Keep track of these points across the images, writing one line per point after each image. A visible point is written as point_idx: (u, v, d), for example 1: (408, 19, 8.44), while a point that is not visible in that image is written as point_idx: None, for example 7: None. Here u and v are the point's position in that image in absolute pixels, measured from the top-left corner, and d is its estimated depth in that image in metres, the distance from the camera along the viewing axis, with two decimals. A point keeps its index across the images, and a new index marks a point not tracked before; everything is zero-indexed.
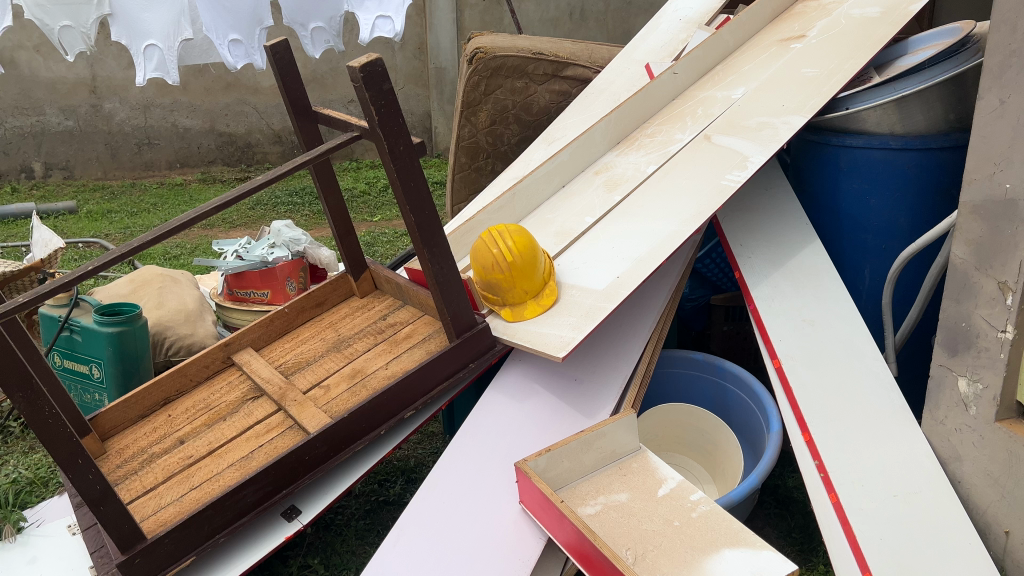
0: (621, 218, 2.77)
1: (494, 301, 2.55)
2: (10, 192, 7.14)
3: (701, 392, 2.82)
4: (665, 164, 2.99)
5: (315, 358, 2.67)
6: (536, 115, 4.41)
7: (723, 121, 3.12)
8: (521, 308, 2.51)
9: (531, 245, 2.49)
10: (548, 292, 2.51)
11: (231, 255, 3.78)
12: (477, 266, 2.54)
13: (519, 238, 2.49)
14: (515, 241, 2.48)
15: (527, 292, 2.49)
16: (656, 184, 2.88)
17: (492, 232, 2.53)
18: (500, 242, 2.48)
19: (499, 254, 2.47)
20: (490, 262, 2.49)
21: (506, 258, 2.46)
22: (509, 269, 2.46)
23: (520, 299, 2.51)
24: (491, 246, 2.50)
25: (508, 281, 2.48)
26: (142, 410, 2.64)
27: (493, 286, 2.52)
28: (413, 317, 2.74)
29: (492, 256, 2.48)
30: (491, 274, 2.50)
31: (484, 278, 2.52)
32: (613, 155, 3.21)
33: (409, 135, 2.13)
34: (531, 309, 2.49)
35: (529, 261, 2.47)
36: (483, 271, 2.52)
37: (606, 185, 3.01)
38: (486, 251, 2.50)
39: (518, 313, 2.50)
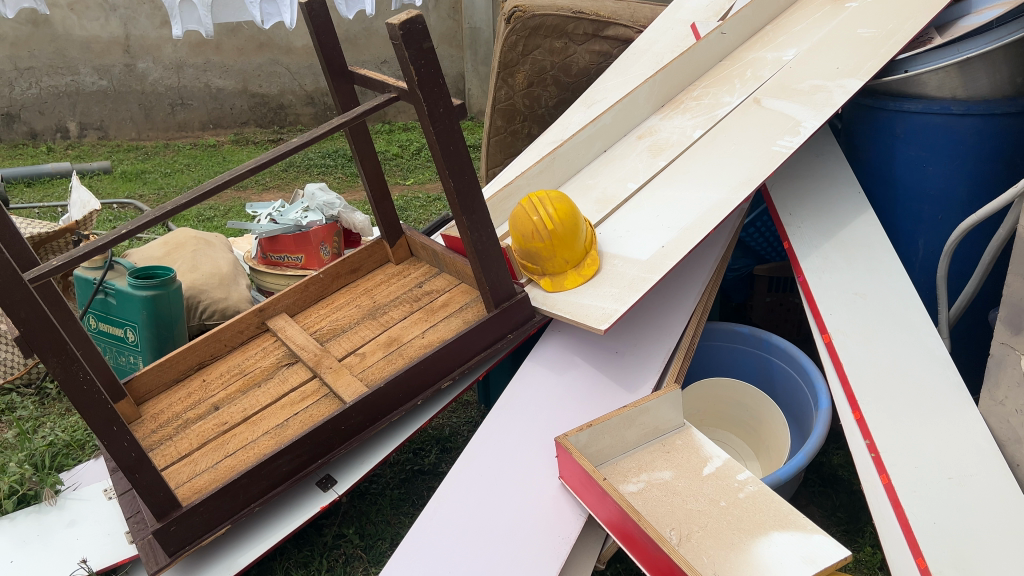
0: (665, 185, 2.67)
1: (532, 271, 2.47)
2: (46, 152, 7.16)
3: (744, 365, 2.74)
4: (712, 129, 2.87)
5: (350, 326, 2.63)
6: (575, 76, 4.29)
7: (773, 83, 2.99)
8: (561, 278, 2.43)
9: (572, 213, 2.42)
10: (589, 262, 2.43)
11: (265, 219, 3.73)
12: (515, 234, 2.47)
13: (560, 206, 2.41)
14: (556, 209, 2.40)
15: (568, 262, 2.41)
16: (703, 150, 2.76)
17: (532, 199, 2.45)
18: (540, 210, 2.41)
19: (538, 221, 2.39)
20: (529, 230, 2.41)
21: (546, 225, 2.38)
22: (549, 237, 2.38)
23: (560, 270, 2.43)
24: (531, 213, 2.42)
25: (548, 251, 2.40)
26: (177, 374, 2.63)
27: (532, 256, 2.44)
28: (449, 285, 2.68)
29: (532, 224, 2.41)
30: (530, 242, 2.42)
31: (523, 247, 2.45)
32: (657, 119, 3.10)
33: (449, 97, 2.04)
34: (572, 280, 2.41)
35: (569, 229, 2.39)
36: (521, 240, 2.44)
37: (650, 150, 2.90)
38: (526, 219, 2.43)
39: (557, 283, 2.42)
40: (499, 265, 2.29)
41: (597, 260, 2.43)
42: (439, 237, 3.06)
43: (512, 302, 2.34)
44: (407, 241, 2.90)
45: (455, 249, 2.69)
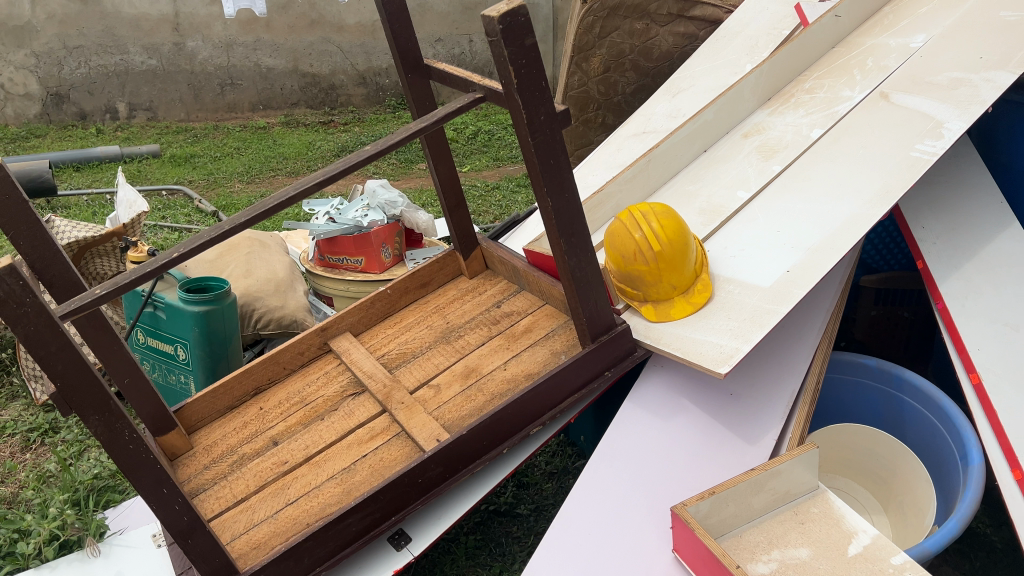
0: (783, 197, 2.34)
1: (631, 296, 2.16)
2: (95, 134, 6.99)
3: (868, 404, 2.40)
4: (834, 130, 2.52)
5: (422, 351, 2.35)
6: (657, 60, 3.96)
7: (902, 75, 2.62)
8: (666, 306, 2.11)
9: (682, 230, 2.10)
10: (700, 288, 2.11)
11: (323, 217, 3.47)
12: (613, 253, 2.15)
13: (668, 221, 2.09)
14: (662, 225, 2.08)
15: (675, 287, 2.09)
16: (825, 156, 2.42)
17: (633, 212, 2.13)
18: (643, 226, 2.09)
19: (642, 240, 2.08)
20: (631, 249, 2.10)
21: (652, 245, 2.07)
22: (656, 259, 2.07)
23: (665, 296, 2.11)
24: (633, 230, 2.10)
25: (652, 274, 2.08)
26: (231, 400, 2.38)
27: (633, 279, 2.12)
28: (532, 306, 2.38)
29: (634, 242, 2.09)
30: (631, 263, 2.10)
31: (622, 268, 2.13)
32: (764, 114, 2.74)
33: (551, 102, 1.72)
34: (679, 309, 2.09)
35: (678, 250, 2.07)
36: (620, 260, 2.13)
37: (759, 152, 2.56)
38: (627, 236, 2.11)
39: (662, 312, 2.10)
40: (597, 292, 1.97)
41: (709, 286, 2.11)
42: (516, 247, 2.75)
43: (610, 335, 2.02)
44: (483, 252, 2.59)
45: (539, 263, 2.37)
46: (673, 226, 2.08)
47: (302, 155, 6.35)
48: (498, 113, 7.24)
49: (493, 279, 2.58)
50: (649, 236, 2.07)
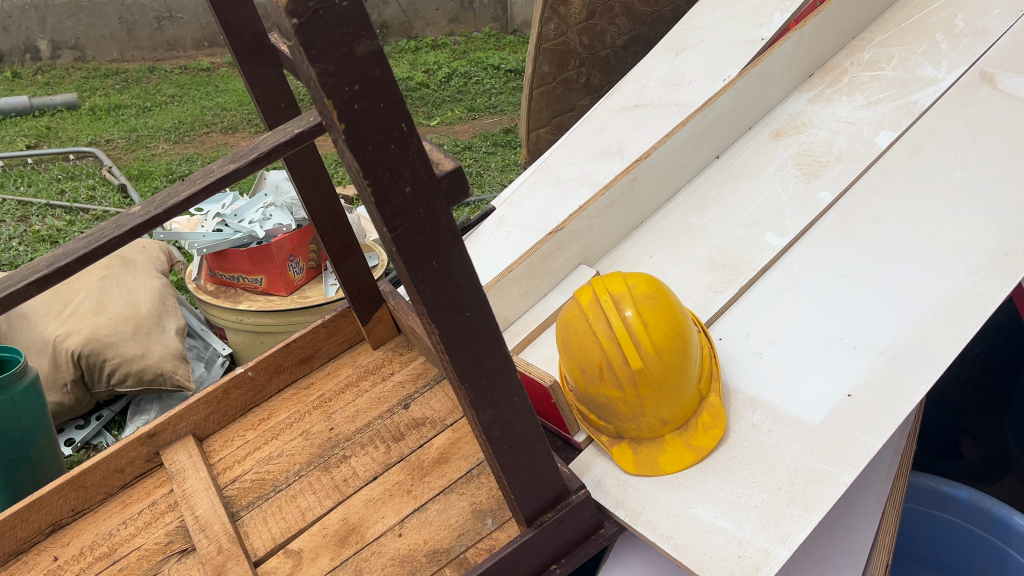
0: (837, 251, 1.52)
1: (597, 427, 1.35)
2: (12, 78, 6.07)
3: (966, 554, 1.63)
4: (911, 135, 1.68)
5: (288, 480, 1.58)
6: (655, 5, 3.06)
7: (1009, 48, 1.82)
8: (652, 447, 1.32)
9: (676, 330, 1.28)
10: (705, 420, 1.31)
11: (212, 221, 2.64)
12: (567, 359, 1.34)
13: (653, 317, 1.27)
14: (644, 325, 1.26)
15: (666, 420, 1.30)
16: (902, 182, 1.59)
17: (598, 296, 1.31)
18: (613, 326, 1.27)
19: (612, 350, 1.26)
20: (594, 360, 1.28)
21: (626, 359, 1.25)
22: (634, 381, 1.26)
23: (650, 433, 1.31)
24: (597, 329, 1.28)
25: (628, 402, 1.27)
26: (11, 545, 1.57)
27: (598, 404, 1.32)
28: (452, 413, 1.59)
29: (599, 350, 1.27)
30: (594, 382, 1.29)
31: (582, 386, 1.32)
32: (803, 101, 1.89)
33: (426, 159, 0.89)
34: (672, 456, 1.29)
35: (668, 365, 1.26)
36: (578, 374, 1.32)
37: (798, 168, 1.72)
38: (587, 336, 1.29)
39: (646, 460, 1.30)
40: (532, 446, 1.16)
41: (721, 418, 1.31)
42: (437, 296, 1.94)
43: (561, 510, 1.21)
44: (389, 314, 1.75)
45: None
46: (662, 326, 1.26)
47: (245, 104, 5.45)
48: (477, 51, 6.28)
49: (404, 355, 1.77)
50: (623, 343, 1.25)
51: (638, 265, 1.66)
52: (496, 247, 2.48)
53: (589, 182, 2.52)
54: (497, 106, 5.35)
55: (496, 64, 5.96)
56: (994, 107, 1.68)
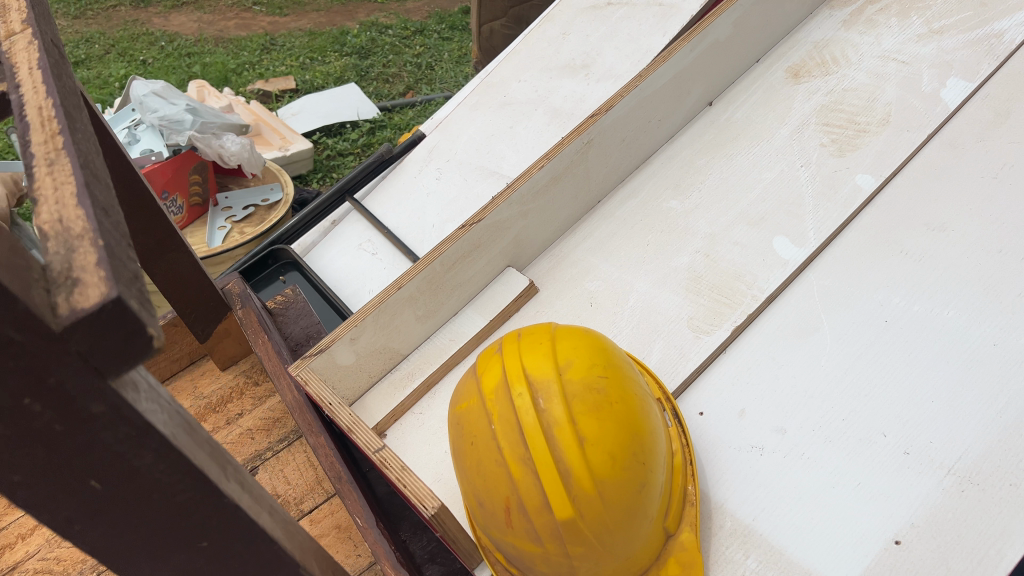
0: (882, 278, 1.01)
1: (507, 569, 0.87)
2: None
3: None
4: (994, 89, 1.16)
5: None
6: None
7: None
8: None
9: (630, 445, 0.78)
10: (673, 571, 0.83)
11: None
12: (458, 473, 0.85)
13: (593, 425, 0.77)
14: (577, 441, 0.76)
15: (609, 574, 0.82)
16: (980, 166, 1.08)
17: (508, 381, 0.81)
18: (526, 439, 0.77)
19: (525, 481, 0.77)
20: (496, 489, 0.79)
21: (545, 496, 0.77)
22: (558, 530, 0.77)
23: None
24: (502, 442, 0.79)
25: (549, 557, 0.79)
26: None
27: (505, 548, 0.83)
28: (310, 493, 1.11)
29: (503, 477, 0.78)
30: (497, 521, 0.81)
31: (480, 518, 0.84)
32: (834, 24, 1.33)
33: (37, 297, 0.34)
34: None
35: (613, 505, 0.77)
36: (473, 503, 0.83)
37: (824, 131, 1.19)
38: (487, 449, 0.80)
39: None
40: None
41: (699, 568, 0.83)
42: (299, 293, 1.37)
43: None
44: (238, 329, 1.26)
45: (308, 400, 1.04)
46: (607, 443, 0.77)
47: None
48: None
49: (260, 385, 1.28)
50: (541, 472, 0.76)
51: (589, 272, 1.15)
52: (421, 190, 1.94)
53: (543, 107, 1.96)
54: None
55: None
56: None
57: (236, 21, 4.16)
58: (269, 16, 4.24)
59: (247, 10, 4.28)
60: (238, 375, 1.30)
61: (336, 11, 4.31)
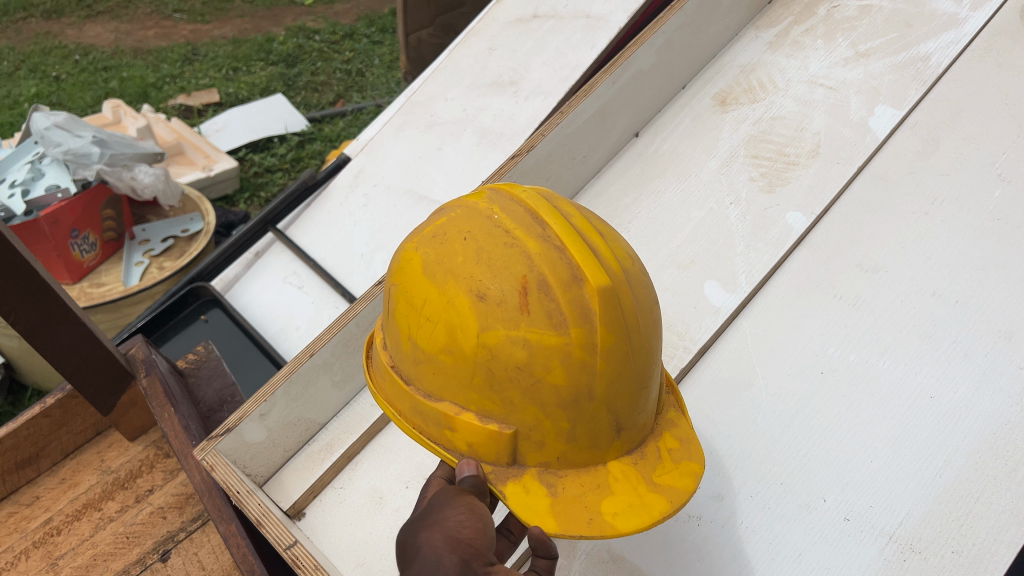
0: (814, 326, 0.97)
1: (476, 437, 0.67)
2: None
3: None
4: (922, 116, 1.12)
5: None
6: None
7: None
8: (578, 488, 0.67)
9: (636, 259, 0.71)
10: (673, 444, 0.73)
11: None
12: (425, 283, 0.66)
13: (606, 228, 0.70)
14: (596, 229, 0.68)
15: (619, 427, 0.67)
16: (911, 199, 1.05)
17: (502, 190, 0.70)
18: (542, 220, 0.66)
19: (548, 255, 0.63)
20: (506, 267, 0.62)
21: (575, 270, 0.63)
22: (591, 312, 0.62)
23: (582, 452, 0.67)
24: (512, 226, 0.65)
25: (570, 364, 0.62)
26: None
27: (486, 374, 0.64)
28: None
29: (518, 256, 0.63)
30: (497, 314, 0.62)
31: (460, 336, 0.64)
32: (761, 46, 1.30)
33: None
34: (625, 504, 0.66)
35: (644, 310, 0.67)
36: (459, 305, 0.63)
37: (752, 164, 1.15)
38: (490, 233, 0.65)
39: (580, 512, 0.65)
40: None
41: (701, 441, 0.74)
42: (214, 347, 1.29)
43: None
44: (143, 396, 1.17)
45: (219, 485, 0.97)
46: (620, 244, 0.69)
47: None
48: None
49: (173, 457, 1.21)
50: (570, 248, 0.64)
51: None
52: (348, 217, 1.86)
53: (471, 127, 1.88)
54: None
55: None
56: None
57: (156, 31, 3.93)
58: (191, 24, 4.00)
59: (167, 18, 4.03)
60: (148, 446, 1.22)
61: (262, 15, 4.10)
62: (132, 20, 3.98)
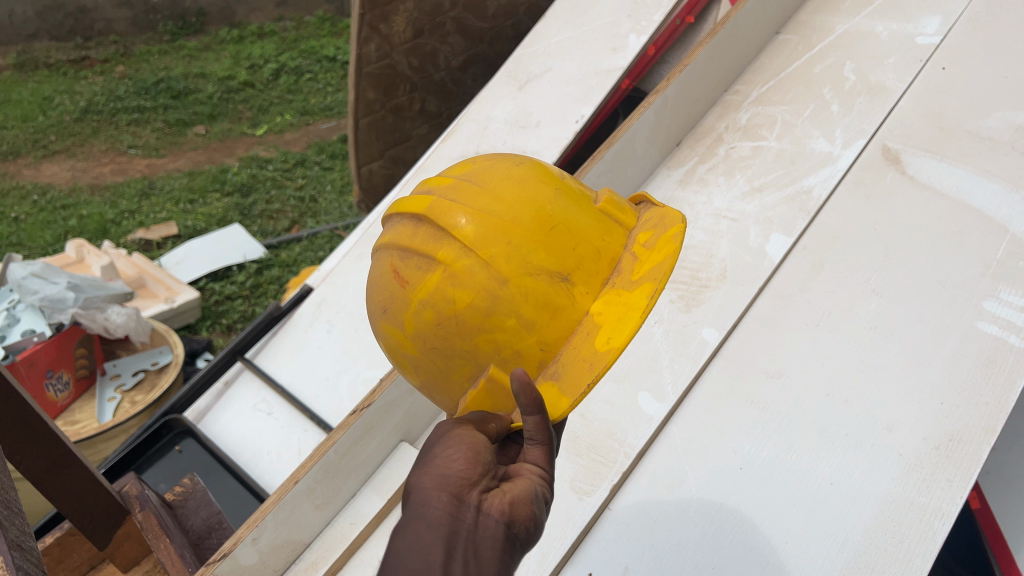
0: (731, 427, 1.14)
1: (485, 399, 0.77)
2: None
3: None
4: (809, 241, 1.34)
5: None
6: (492, 20, 2.68)
7: (911, 114, 1.50)
8: (572, 347, 0.77)
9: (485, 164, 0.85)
10: (642, 241, 0.83)
11: None
12: (383, 344, 0.84)
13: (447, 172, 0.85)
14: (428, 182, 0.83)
15: (558, 274, 0.76)
16: (805, 313, 1.24)
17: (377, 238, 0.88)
18: (388, 222, 0.83)
19: (396, 240, 0.79)
20: (387, 271, 0.80)
21: (417, 221, 0.78)
22: (442, 235, 0.76)
23: (558, 323, 0.76)
24: (379, 246, 0.83)
25: (462, 278, 0.74)
26: None
27: (436, 347, 0.77)
28: None
29: (389, 260, 0.79)
30: (399, 313, 0.77)
31: (404, 343, 0.79)
32: (674, 184, 1.53)
33: None
34: (613, 324, 0.76)
35: (481, 187, 0.78)
36: (387, 328, 0.80)
37: (671, 287, 1.34)
38: (375, 267, 0.83)
39: (583, 366, 0.75)
40: (496, 514, 0.67)
41: (671, 219, 0.84)
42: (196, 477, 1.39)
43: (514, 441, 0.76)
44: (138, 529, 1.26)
45: None
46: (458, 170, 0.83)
47: (26, 121, 4.35)
48: (312, 39, 5.29)
49: None
50: (407, 212, 0.79)
51: None
52: (311, 346, 1.94)
53: None
54: (332, 106, 4.61)
55: (331, 53, 5.09)
56: (903, 199, 1.36)
57: (111, 167, 4.05)
58: (146, 159, 4.12)
59: (122, 153, 4.15)
60: None
61: (215, 147, 4.23)
62: (88, 157, 4.10)
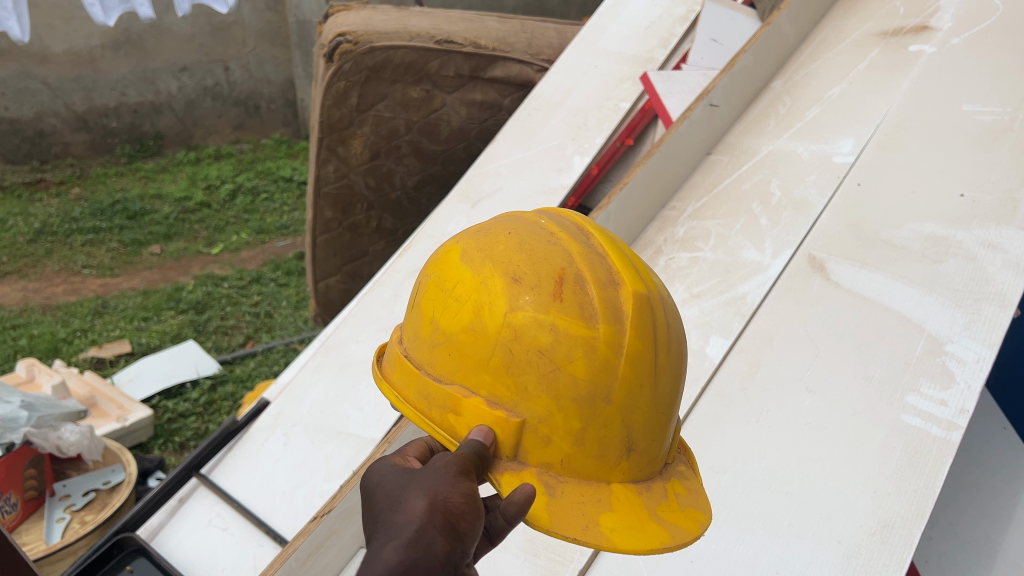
0: None
1: (484, 415, 0.82)
2: None
3: None
4: (745, 343, 1.44)
5: None
6: (445, 143, 2.84)
7: (833, 225, 1.64)
8: (583, 499, 0.81)
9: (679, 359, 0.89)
10: (679, 493, 0.89)
11: None
12: (460, 269, 0.85)
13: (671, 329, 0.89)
14: (646, 287, 0.86)
15: (626, 450, 0.83)
16: (745, 409, 1.32)
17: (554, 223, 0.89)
18: (599, 256, 0.85)
19: (589, 277, 0.82)
20: (553, 265, 0.82)
21: (612, 281, 0.83)
22: (625, 351, 0.80)
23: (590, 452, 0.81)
24: (554, 234, 0.86)
25: (587, 378, 0.79)
26: None
27: (512, 351, 0.80)
28: None
29: (556, 266, 0.82)
30: (523, 296, 0.80)
31: (492, 319, 0.80)
32: None
33: None
34: (623, 528, 0.80)
35: (673, 334, 0.86)
36: (498, 293, 0.81)
37: None
38: (546, 241, 0.84)
39: (574, 520, 0.80)
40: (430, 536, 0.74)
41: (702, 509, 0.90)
42: None
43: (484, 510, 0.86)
44: None
45: None
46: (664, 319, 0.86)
47: None
48: (267, 160, 5.44)
49: None
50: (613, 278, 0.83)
51: None
52: (268, 458, 1.94)
53: None
54: (288, 225, 4.71)
55: (287, 174, 5.25)
56: (829, 303, 1.47)
57: (64, 287, 4.04)
58: (100, 278, 4.12)
59: (76, 273, 4.15)
60: None
61: (170, 265, 4.27)
62: (40, 278, 4.09)
